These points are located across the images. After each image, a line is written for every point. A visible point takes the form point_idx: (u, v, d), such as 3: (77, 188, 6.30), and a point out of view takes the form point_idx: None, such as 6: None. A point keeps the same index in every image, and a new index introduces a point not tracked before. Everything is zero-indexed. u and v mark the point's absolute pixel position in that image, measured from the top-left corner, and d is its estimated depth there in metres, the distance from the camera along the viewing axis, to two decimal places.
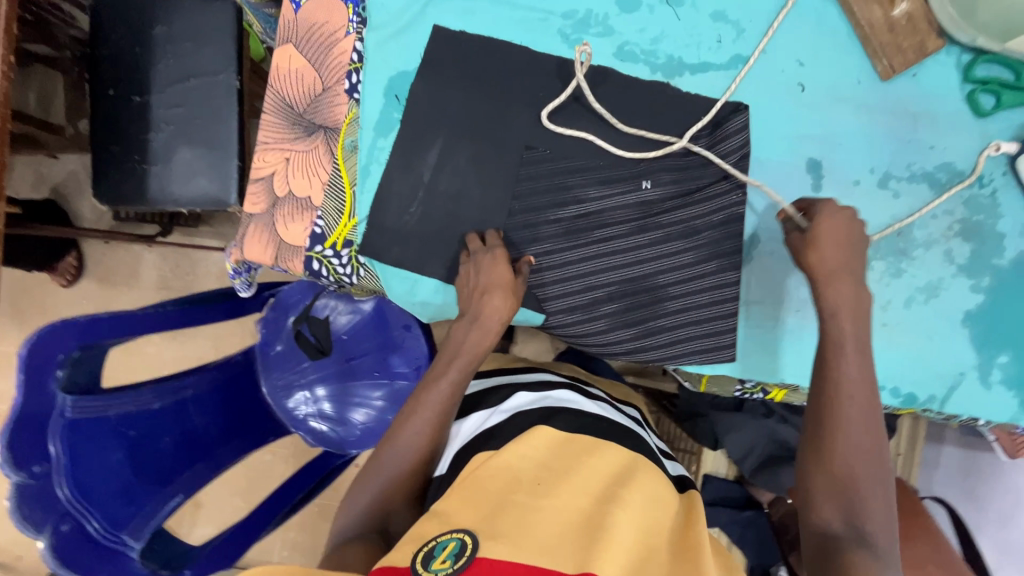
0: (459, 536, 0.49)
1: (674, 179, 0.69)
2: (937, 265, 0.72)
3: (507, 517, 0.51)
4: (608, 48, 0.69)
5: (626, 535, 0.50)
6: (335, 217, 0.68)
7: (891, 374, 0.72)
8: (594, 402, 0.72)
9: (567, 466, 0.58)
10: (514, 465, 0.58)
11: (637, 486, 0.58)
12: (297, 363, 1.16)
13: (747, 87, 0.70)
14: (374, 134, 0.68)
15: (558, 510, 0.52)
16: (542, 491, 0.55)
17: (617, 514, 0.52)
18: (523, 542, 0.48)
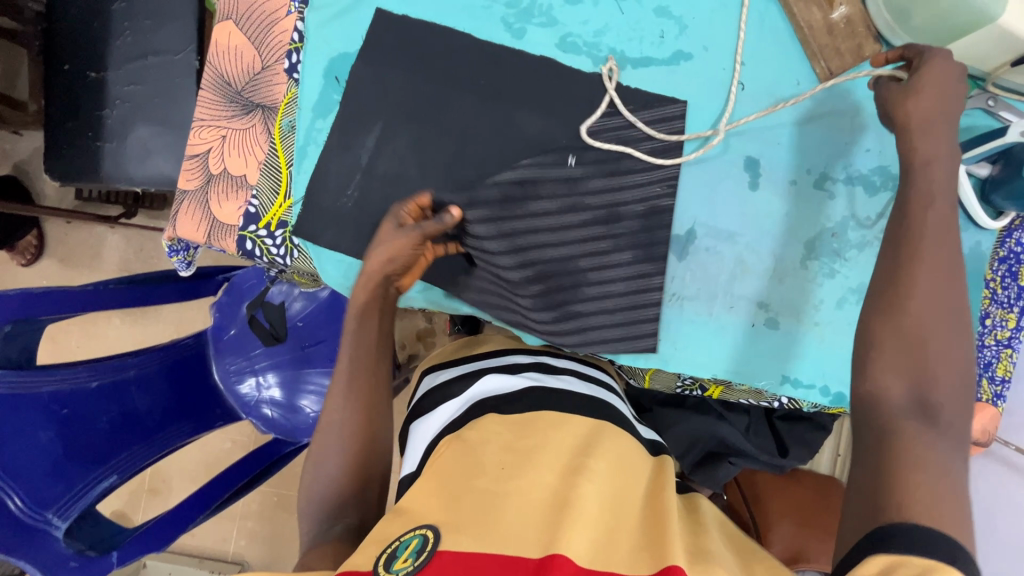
0: (421, 534, 0.48)
1: (598, 162, 0.68)
2: (870, 267, 0.73)
3: (477, 506, 0.50)
4: (550, 39, 0.69)
5: (591, 506, 0.50)
6: (270, 197, 0.68)
7: (821, 373, 0.73)
8: (557, 377, 0.69)
9: (530, 445, 0.57)
10: (474, 454, 0.56)
11: (602, 455, 0.57)
12: (249, 348, 1.15)
13: (689, 84, 0.71)
14: (312, 115, 0.68)
15: (523, 492, 0.52)
16: (507, 475, 0.54)
17: (581, 486, 0.52)
18: (488, 530, 0.47)
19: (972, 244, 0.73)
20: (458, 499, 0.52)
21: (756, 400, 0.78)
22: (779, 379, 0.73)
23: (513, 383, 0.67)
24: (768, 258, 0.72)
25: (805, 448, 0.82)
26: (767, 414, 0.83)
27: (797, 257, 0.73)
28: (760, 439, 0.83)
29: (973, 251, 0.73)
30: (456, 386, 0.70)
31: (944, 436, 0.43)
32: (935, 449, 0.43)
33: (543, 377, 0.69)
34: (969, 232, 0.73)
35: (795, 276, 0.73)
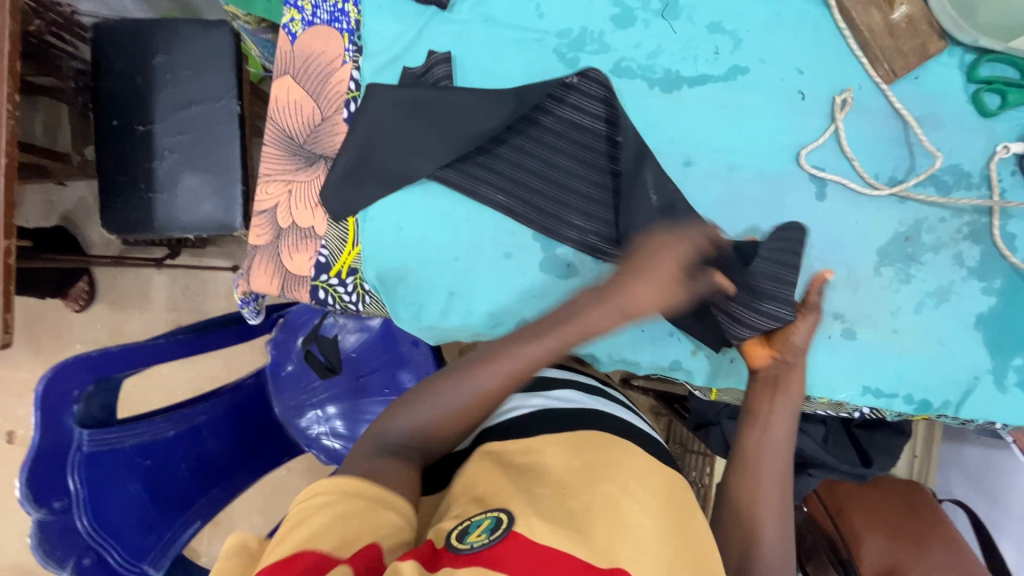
0: (496, 514, 0.44)
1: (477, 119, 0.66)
2: (947, 269, 0.71)
3: (537, 507, 0.45)
4: (604, 64, 0.69)
5: (647, 534, 0.46)
6: (338, 246, 0.69)
7: (903, 381, 0.71)
8: (607, 400, 0.68)
9: (588, 460, 0.52)
10: (534, 455, 0.54)
11: (652, 480, 0.53)
12: (307, 382, 1.17)
13: (748, 97, 0.70)
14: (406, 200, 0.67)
15: (585, 505, 0.46)
16: (572, 485, 0.49)
17: (640, 512, 0.47)
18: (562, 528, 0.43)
19: None
20: (513, 495, 0.47)
21: (835, 411, 0.76)
22: (860, 390, 0.72)
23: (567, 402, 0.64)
24: (840, 268, 0.71)
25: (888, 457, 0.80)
26: (844, 422, 0.82)
27: (870, 265, 0.71)
28: (839, 448, 0.81)
29: None
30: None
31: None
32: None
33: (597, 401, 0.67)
34: None
35: (868, 284, 0.71)
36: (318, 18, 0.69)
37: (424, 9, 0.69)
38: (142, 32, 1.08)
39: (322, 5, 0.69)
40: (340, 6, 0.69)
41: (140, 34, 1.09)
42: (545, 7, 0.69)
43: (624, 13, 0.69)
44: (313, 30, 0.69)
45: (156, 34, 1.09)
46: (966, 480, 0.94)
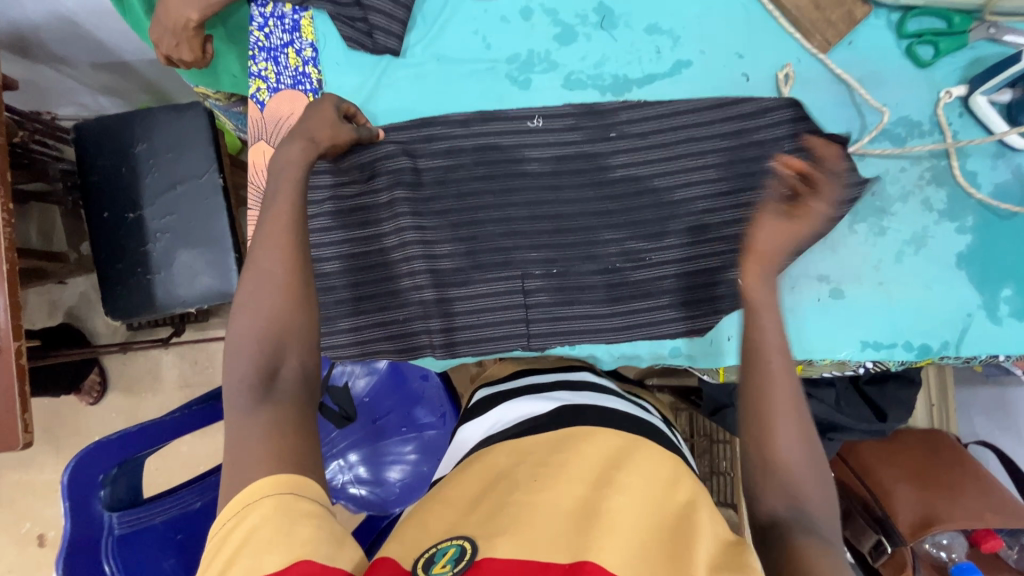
0: (459, 544, 0.45)
1: (420, 238, 0.71)
2: (919, 215, 0.74)
3: (506, 518, 0.46)
4: (555, 81, 0.73)
5: (626, 521, 0.46)
6: (334, 293, 0.72)
7: (899, 330, 0.73)
8: (603, 397, 0.67)
9: (562, 461, 0.53)
10: (510, 474, 0.54)
11: (635, 468, 0.54)
12: (326, 434, 1.18)
13: (695, 88, 0.73)
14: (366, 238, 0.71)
15: (553, 507, 0.48)
16: (538, 487, 0.50)
17: (614, 498, 0.48)
18: (525, 533, 0.44)
19: (1014, 168, 0.74)
20: (487, 512, 0.48)
21: (841, 370, 0.76)
22: (859, 345, 0.73)
23: (556, 403, 0.64)
24: None
25: (903, 407, 0.80)
26: (852, 380, 0.83)
27: (844, 225, 0.74)
28: (852, 407, 0.82)
29: (1017, 175, 0.73)
30: (499, 410, 0.67)
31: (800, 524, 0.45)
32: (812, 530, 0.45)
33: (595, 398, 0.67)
34: (1007, 158, 0.74)
35: (847, 242, 0.74)
36: (283, 83, 0.73)
37: (380, 57, 0.73)
38: (120, 125, 1.14)
39: (284, 71, 0.73)
40: (301, 70, 0.73)
41: (119, 127, 1.14)
42: (492, 37, 0.74)
43: (565, 31, 0.73)
44: (279, 95, 0.73)
45: (134, 125, 1.14)
46: (986, 419, 0.94)
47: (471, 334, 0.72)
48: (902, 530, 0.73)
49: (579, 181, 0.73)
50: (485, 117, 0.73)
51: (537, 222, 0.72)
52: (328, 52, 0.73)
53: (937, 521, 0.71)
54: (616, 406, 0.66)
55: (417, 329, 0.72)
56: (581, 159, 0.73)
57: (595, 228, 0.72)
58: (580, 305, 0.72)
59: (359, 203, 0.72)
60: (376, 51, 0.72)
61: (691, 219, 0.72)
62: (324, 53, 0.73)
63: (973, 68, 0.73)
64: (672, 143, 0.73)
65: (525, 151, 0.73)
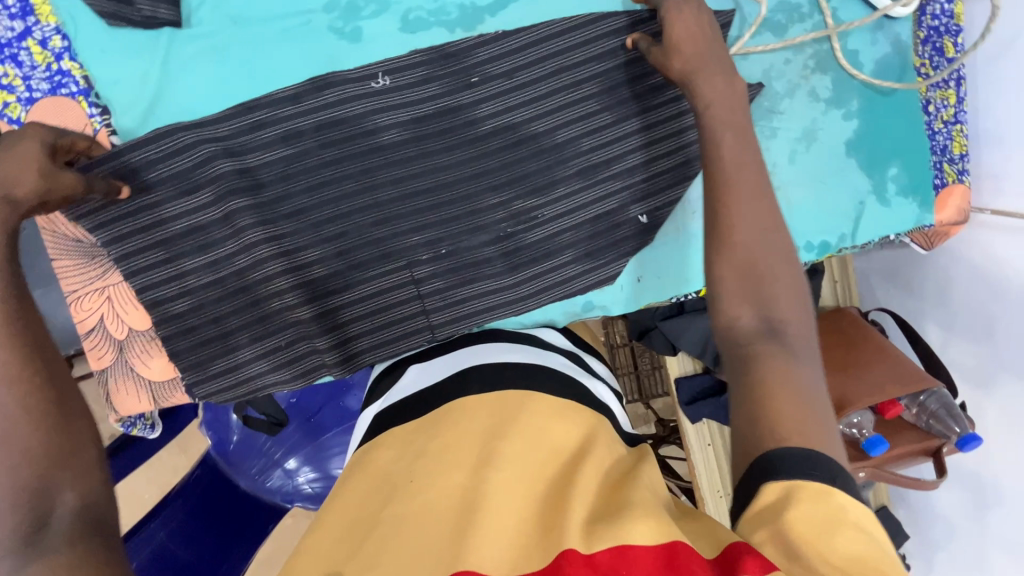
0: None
1: (275, 246, 0.61)
2: (807, 109, 0.70)
3: (374, 540, 0.41)
4: (392, 24, 0.61)
5: (507, 507, 0.42)
6: (193, 332, 0.61)
7: (798, 234, 0.72)
8: (506, 349, 0.60)
9: (439, 445, 0.47)
10: (386, 468, 0.48)
11: (523, 431, 0.48)
12: (260, 446, 1.11)
13: (555, 7, 0.63)
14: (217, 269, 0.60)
15: (428, 508, 0.42)
16: (414, 485, 0.44)
17: (494, 480, 0.43)
18: (395, 556, 0.39)
19: (892, 40, 0.71)
20: (360, 532, 0.43)
21: None
22: None
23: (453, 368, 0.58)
24: None
25: None
26: None
27: None
28: None
29: (896, 47, 0.71)
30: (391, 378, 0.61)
31: (790, 353, 0.45)
32: (790, 364, 0.44)
33: (495, 351, 0.60)
34: (885, 30, 0.70)
35: None
36: (39, 90, 0.57)
37: (160, 33, 0.58)
38: None
39: (34, 72, 0.56)
40: (56, 67, 0.57)
41: None
42: None
43: None
44: (39, 106, 0.57)
45: None
46: None
47: (368, 335, 0.65)
48: None
49: (447, 143, 0.63)
50: (319, 91, 0.59)
51: (410, 202, 0.63)
52: (83, 37, 0.56)
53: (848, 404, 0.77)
54: (517, 355, 0.60)
55: (303, 350, 0.64)
56: (444, 117, 0.62)
57: (473, 194, 0.64)
58: (478, 282, 0.66)
59: (182, 226, 0.59)
60: (151, 26, 0.57)
61: (578, 163, 0.65)
62: (78, 41, 0.56)
63: None
64: (539, 82, 0.63)
65: (376, 121, 0.61)
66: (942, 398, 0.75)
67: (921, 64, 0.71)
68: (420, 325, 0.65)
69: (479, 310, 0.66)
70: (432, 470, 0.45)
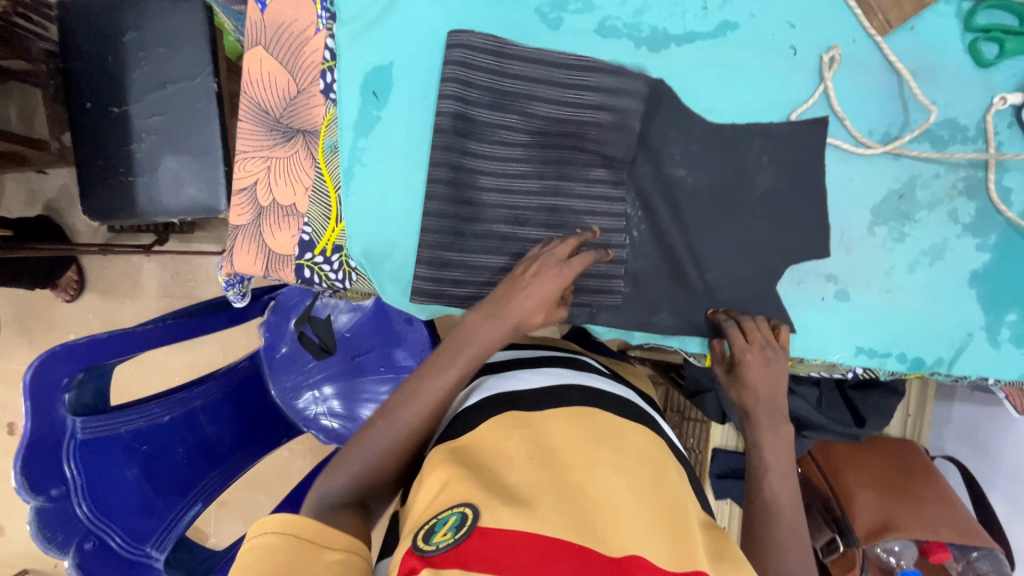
0: (460, 510, 0.49)
1: None
2: (942, 226, 0.70)
3: (512, 490, 0.52)
4: (589, 24, 0.66)
5: (626, 501, 0.53)
6: (321, 224, 0.67)
7: (897, 341, 0.71)
8: (593, 378, 0.75)
9: (555, 438, 0.59)
10: (504, 446, 0.59)
11: (626, 450, 0.61)
12: (302, 363, 1.16)
13: (736, 55, 0.67)
14: (354, 166, 0.66)
15: (556, 481, 0.54)
16: (536, 463, 0.56)
17: (613, 479, 0.55)
18: (532, 503, 0.51)
19: None
20: (486, 482, 0.54)
21: (829, 372, 0.76)
22: (854, 350, 0.71)
23: (545, 375, 0.73)
24: (836, 227, 0.70)
25: (881, 416, 0.80)
26: (838, 384, 0.81)
27: (864, 224, 0.70)
28: (833, 409, 0.80)
29: None
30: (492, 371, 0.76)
31: None
32: None
33: (585, 377, 0.75)
34: None
35: (862, 244, 0.70)
36: None
37: None
38: (111, 11, 1.04)
39: None
40: None
41: (108, 12, 1.05)
42: None
43: None
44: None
45: (127, 10, 1.04)
46: (954, 434, 0.99)
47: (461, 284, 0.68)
48: (858, 534, 0.73)
49: None
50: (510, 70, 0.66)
51: None
52: None
53: (892, 529, 0.72)
54: (607, 384, 0.75)
55: None
56: (562, 135, 0.67)
57: None
58: (577, 275, 0.69)
59: None
60: None
61: None
62: None
63: None
64: None
65: (498, 135, 0.66)
66: (997, 560, 0.71)
67: None
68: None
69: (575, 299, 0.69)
70: (554, 458, 0.57)
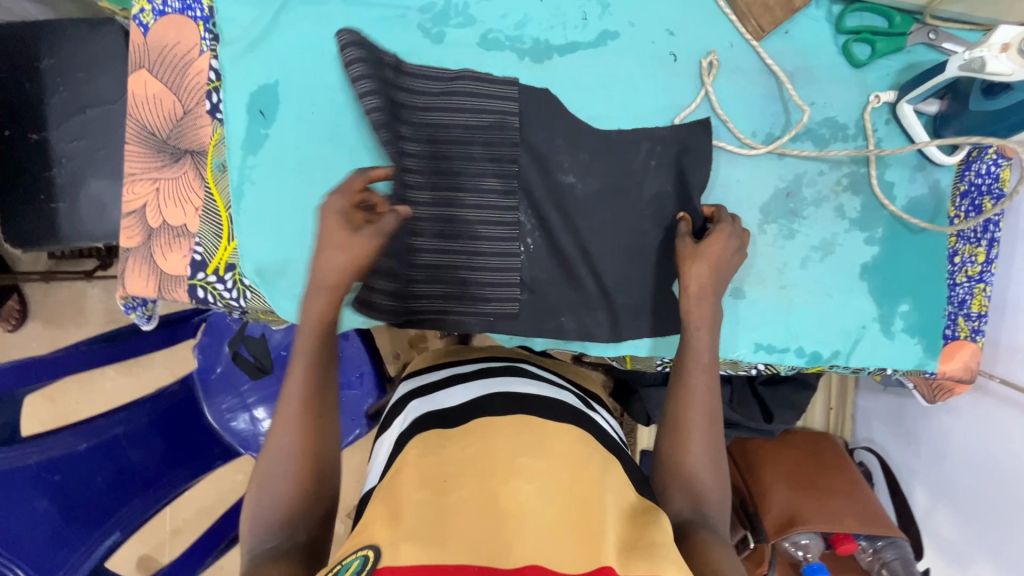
0: (363, 553, 0.44)
1: None
2: (830, 222, 0.72)
3: (416, 516, 0.48)
4: (470, 38, 0.68)
5: (533, 511, 0.48)
6: (214, 243, 0.67)
7: (794, 336, 0.73)
8: (525, 381, 0.70)
9: (468, 455, 0.55)
10: (413, 470, 0.54)
11: (542, 449, 0.55)
12: (238, 384, 1.15)
13: (618, 63, 0.69)
14: (241, 184, 0.66)
15: (461, 505, 0.49)
16: (445, 488, 0.51)
17: (521, 488, 0.50)
18: (435, 531, 0.46)
19: (930, 183, 0.73)
20: (388, 515, 0.48)
21: (734, 370, 0.77)
22: (753, 347, 0.72)
23: (472, 390, 0.68)
24: None
25: (791, 410, 0.81)
26: (750, 381, 0.82)
27: (755, 223, 0.72)
28: (745, 406, 0.81)
29: (932, 191, 0.73)
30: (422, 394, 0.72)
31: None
32: None
33: (516, 381, 0.69)
34: (925, 172, 0.73)
35: (754, 242, 0.72)
36: (169, 7, 0.66)
37: None
38: (26, 37, 1.04)
39: None
40: None
41: (21, 37, 1.04)
42: None
43: None
44: (164, 21, 0.66)
45: (44, 37, 1.04)
46: (883, 425, 1.01)
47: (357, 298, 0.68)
48: (768, 528, 0.74)
49: None
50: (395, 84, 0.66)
51: None
52: None
53: (800, 523, 0.73)
54: (534, 386, 0.69)
55: None
56: (449, 144, 0.67)
57: None
58: (472, 284, 0.69)
59: None
60: None
61: None
62: None
63: (907, 73, 0.70)
64: None
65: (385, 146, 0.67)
66: (900, 549, 0.72)
67: (956, 213, 0.73)
68: (406, 307, 0.69)
69: (473, 309, 0.69)
70: (459, 478, 0.52)
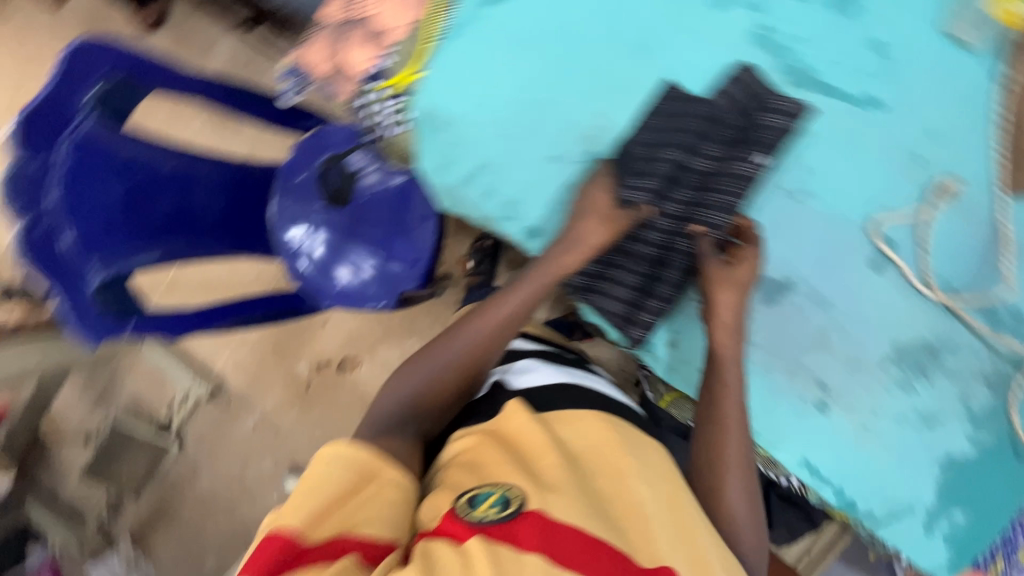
0: (503, 490, 0.49)
1: None
2: (948, 400, 0.68)
3: (553, 478, 0.51)
4: (746, 25, 0.65)
5: (644, 503, 0.51)
6: (402, 63, 0.67)
7: (842, 475, 0.70)
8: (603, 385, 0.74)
9: (575, 442, 0.57)
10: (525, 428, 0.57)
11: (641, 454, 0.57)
12: (310, 198, 1.12)
13: (862, 131, 0.65)
14: (462, 32, 0.66)
15: (582, 485, 0.51)
16: (567, 463, 0.53)
17: (630, 484, 0.52)
18: (569, 493, 0.49)
19: None
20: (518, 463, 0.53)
21: (767, 468, 0.76)
22: (799, 461, 0.71)
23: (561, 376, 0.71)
24: (853, 342, 0.68)
25: (784, 531, 0.80)
26: (766, 485, 0.81)
27: (880, 356, 0.68)
28: None
29: None
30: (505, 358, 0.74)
31: None
32: None
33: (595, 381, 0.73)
34: None
35: (868, 372, 0.68)
36: None
37: None
38: None
39: None
40: None
41: None
42: None
43: None
44: None
45: None
46: None
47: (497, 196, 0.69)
48: None
49: None
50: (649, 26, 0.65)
51: None
52: None
53: None
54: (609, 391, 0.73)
55: None
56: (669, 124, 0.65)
57: None
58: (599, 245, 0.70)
59: None
60: None
61: None
62: None
63: None
64: None
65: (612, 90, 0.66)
66: None
67: None
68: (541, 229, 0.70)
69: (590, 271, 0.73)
70: (565, 448, 0.56)
